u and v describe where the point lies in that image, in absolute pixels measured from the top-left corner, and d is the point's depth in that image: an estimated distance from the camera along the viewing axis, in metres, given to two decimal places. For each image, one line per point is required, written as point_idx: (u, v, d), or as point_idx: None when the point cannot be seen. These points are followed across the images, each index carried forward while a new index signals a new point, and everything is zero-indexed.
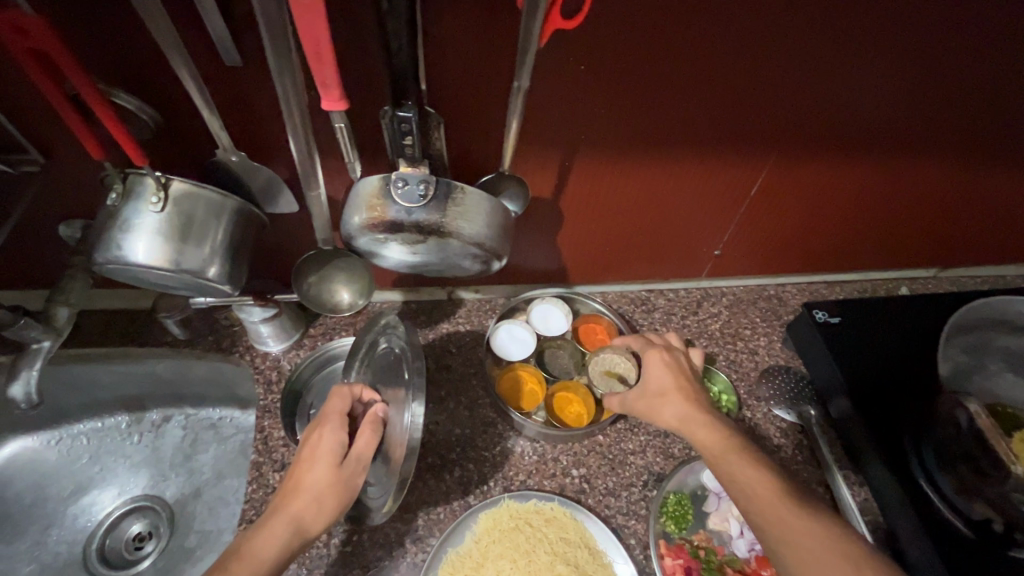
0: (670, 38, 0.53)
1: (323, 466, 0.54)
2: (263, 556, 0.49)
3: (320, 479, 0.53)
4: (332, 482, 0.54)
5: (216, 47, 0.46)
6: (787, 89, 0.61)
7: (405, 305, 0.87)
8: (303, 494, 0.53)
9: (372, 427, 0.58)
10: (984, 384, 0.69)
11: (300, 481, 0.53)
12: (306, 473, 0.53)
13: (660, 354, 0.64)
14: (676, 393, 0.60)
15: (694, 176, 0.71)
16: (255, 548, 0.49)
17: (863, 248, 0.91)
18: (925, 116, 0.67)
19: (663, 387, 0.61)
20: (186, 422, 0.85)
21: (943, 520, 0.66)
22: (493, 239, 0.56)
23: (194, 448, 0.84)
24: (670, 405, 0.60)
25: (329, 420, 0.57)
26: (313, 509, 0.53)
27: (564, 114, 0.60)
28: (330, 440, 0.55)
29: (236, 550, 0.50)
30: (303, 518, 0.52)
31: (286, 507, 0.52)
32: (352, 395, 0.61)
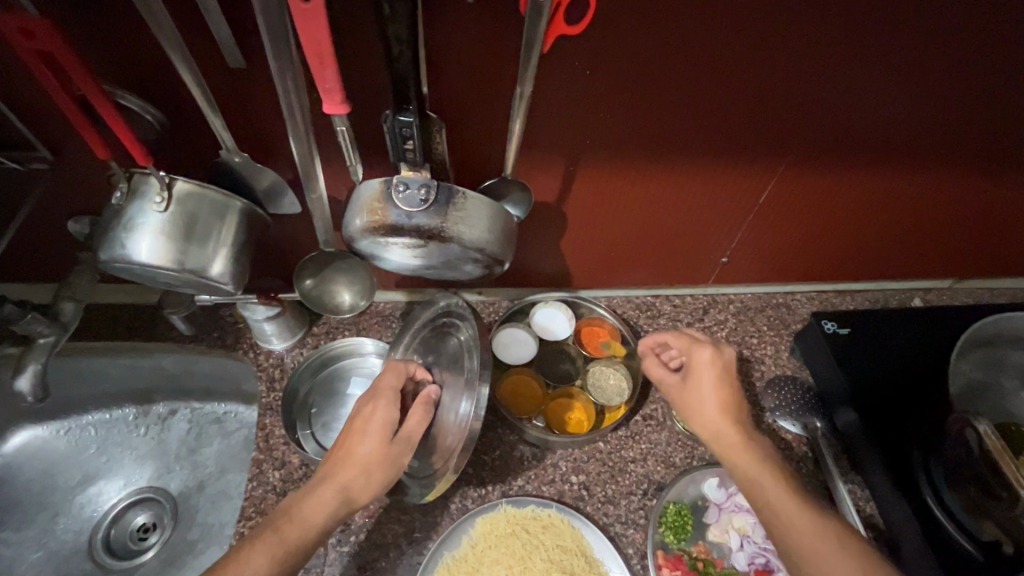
0: (678, 41, 0.52)
1: (374, 441, 0.58)
2: (314, 518, 0.54)
3: (371, 453, 0.57)
4: (380, 458, 0.57)
5: (220, 49, 0.46)
6: (797, 97, 0.60)
7: (408, 305, 0.87)
8: (353, 467, 0.56)
9: (424, 408, 0.63)
10: (997, 402, 0.67)
11: (351, 451, 0.58)
12: (358, 447, 0.58)
13: (710, 358, 0.63)
14: (715, 405, 0.60)
15: (702, 182, 0.70)
16: (306, 511, 0.54)
17: (876, 257, 0.89)
18: (944, 124, 0.65)
19: (701, 401, 0.61)
20: (191, 415, 0.86)
21: (950, 540, 0.65)
22: (494, 244, 0.56)
23: (198, 441, 0.85)
24: (705, 420, 0.60)
25: (384, 394, 0.62)
26: (361, 482, 0.56)
27: (569, 118, 0.59)
28: (384, 415, 0.60)
29: (287, 513, 0.54)
30: (351, 488, 0.56)
31: (337, 478, 0.56)
32: (406, 371, 0.66)
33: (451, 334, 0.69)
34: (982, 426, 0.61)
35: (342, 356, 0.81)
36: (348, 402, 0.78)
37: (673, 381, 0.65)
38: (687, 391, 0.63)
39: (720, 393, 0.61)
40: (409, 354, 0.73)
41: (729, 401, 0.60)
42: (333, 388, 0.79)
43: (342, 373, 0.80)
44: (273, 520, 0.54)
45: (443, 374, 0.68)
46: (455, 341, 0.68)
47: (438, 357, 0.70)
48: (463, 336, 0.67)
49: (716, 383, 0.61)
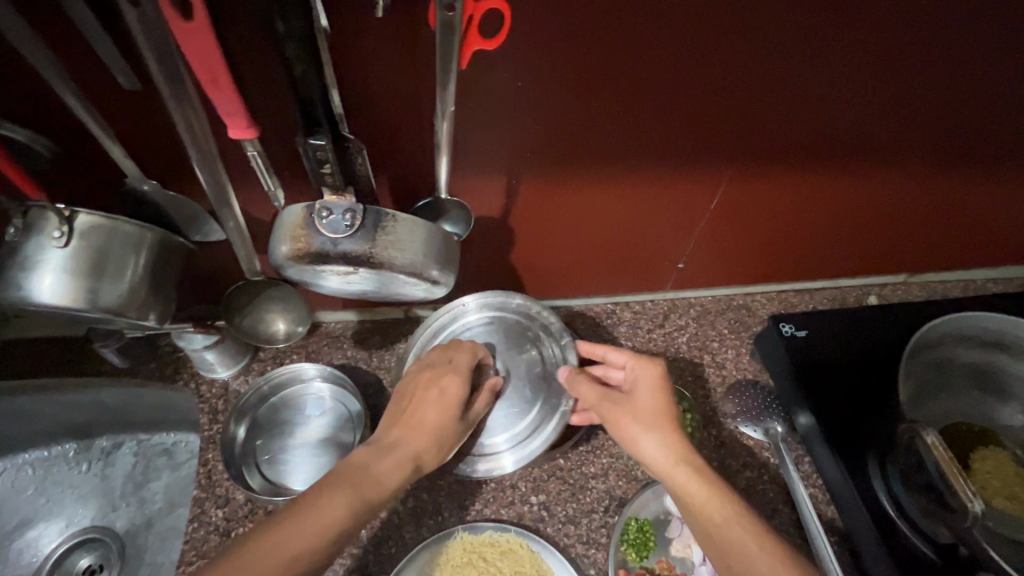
0: (611, 48, 0.50)
1: (445, 411, 0.62)
2: (388, 476, 0.56)
3: (437, 422, 0.61)
4: (443, 426, 0.61)
5: (111, 74, 0.43)
6: (737, 104, 0.58)
7: (360, 324, 0.84)
8: (420, 435, 0.60)
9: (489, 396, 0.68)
10: (949, 401, 0.67)
11: (423, 419, 0.61)
12: (425, 414, 0.61)
13: (659, 372, 0.65)
14: (659, 417, 0.61)
15: (650, 189, 0.68)
16: (382, 472, 0.56)
17: (831, 255, 0.89)
18: (888, 122, 0.64)
19: (644, 411, 0.62)
20: (138, 448, 0.80)
21: (910, 546, 0.65)
22: (431, 267, 0.53)
23: (146, 476, 0.80)
24: (651, 430, 0.60)
25: (459, 370, 0.65)
26: (427, 448, 0.59)
27: (504, 132, 0.56)
28: (457, 388, 0.64)
29: (364, 470, 0.55)
30: (422, 457, 0.59)
31: (407, 444, 0.59)
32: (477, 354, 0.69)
33: (520, 339, 0.76)
34: (929, 433, 0.56)
35: (287, 384, 0.77)
36: (296, 432, 0.74)
37: (614, 395, 0.65)
38: (632, 402, 0.63)
39: (664, 402, 0.63)
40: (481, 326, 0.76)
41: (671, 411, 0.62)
42: (278, 420, 0.75)
43: (287, 402, 0.76)
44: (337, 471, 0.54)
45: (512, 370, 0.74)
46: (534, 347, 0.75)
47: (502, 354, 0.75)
48: (537, 349, 0.75)
49: (655, 395, 0.63)
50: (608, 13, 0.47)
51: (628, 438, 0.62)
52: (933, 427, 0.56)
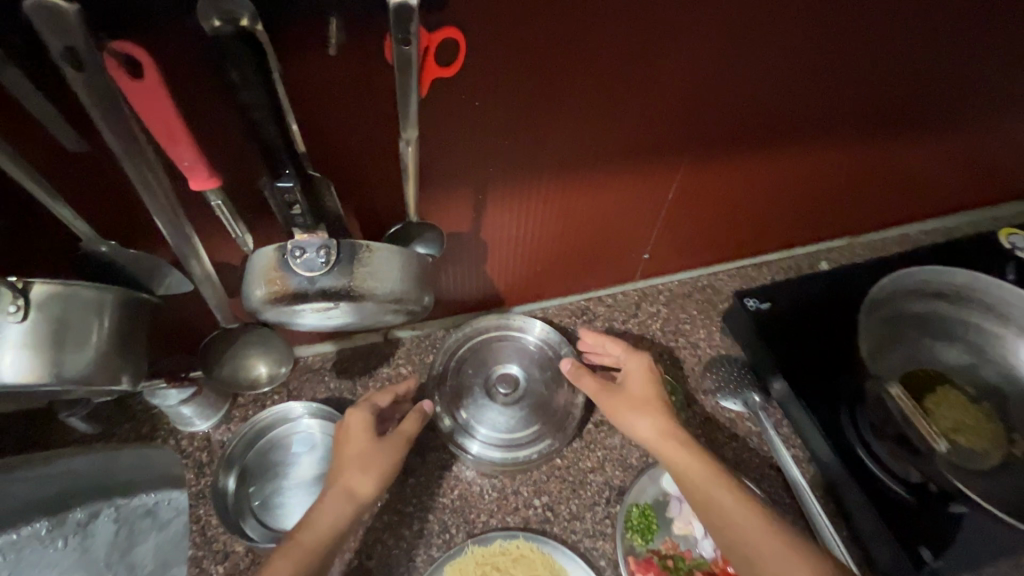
0: (562, 61, 0.51)
1: (361, 442, 0.64)
2: (325, 522, 0.58)
3: (362, 451, 0.63)
4: (368, 457, 0.63)
5: (51, 136, 0.41)
6: (682, 100, 0.61)
7: (339, 354, 0.84)
8: (350, 471, 0.62)
9: (418, 415, 0.67)
10: (903, 353, 0.71)
11: (341, 455, 0.64)
12: (348, 449, 0.64)
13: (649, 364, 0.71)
14: (658, 402, 0.67)
15: (610, 188, 0.70)
16: (317, 516, 0.59)
17: (781, 227, 0.94)
18: (822, 105, 0.69)
19: (642, 400, 0.68)
20: (111, 515, 0.59)
21: (887, 490, 0.69)
22: (410, 292, 0.54)
23: (126, 544, 0.60)
24: (648, 418, 0.66)
25: (362, 404, 0.68)
26: (362, 480, 0.61)
27: (465, 150, 0.57)
28: (361, 418, 0.66)
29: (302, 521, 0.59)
30: (354, 488, 0.61)
31: (338, 485, 0.61)
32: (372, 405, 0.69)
33: (531, 349, 0.80)
34: None
35: (275, 425, 0.75)
36: (288, 475, 0.73)
37: (610, 390, 0.70)
38: (626, 392, 0.69)
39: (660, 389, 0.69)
40: (490, 340, 0.81)
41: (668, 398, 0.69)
42: (267, 465, 0.73)
43: (275, 444, 0.74)
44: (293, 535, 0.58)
45: (525, 376, 0.78)
46: (545, 355, 0.80)
47: (517, 360, 0.79)
48: (545, 353, 0.80)
49: (642, 379, 0.70)
50: (553, 26, 0.48)
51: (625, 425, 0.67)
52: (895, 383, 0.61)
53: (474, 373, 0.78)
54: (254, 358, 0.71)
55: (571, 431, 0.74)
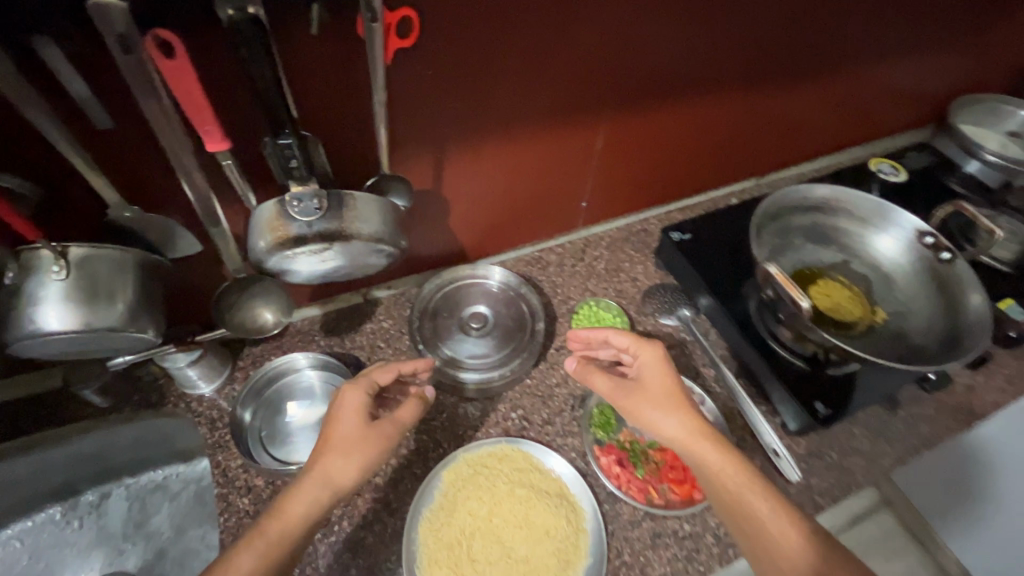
0: (492, 31, 0.64)
1: (352, 424, 0.66)
2: (298, 512, 0.61)
3: (349, 435, 0.66)
4: (353, 442, 0.65)
5: (90, 114, 0.51)
6: (596, 58, 0.74)
7: (325, 317, 0.94)
8: (332, 455, 0.64)
9: (416, 403, 0.71)
10: (793, 255, 0.88)
11: (329, 437, 0.66)
12: (338, 431, 0.66)
13: (660, 357, 0.71)
14: (672, 399, 0.68)
15: (546, 142, 0.83)
16: (289, 508, 0.61)
17: (697, 173, 1.10)
18: (708, 60, 0.84)
19: (658, 396, 0.69)
20: (128, 492, 0.80)
21: (789, 364, 0.86)
22: (389, 232, 0.65)
23: (145, 513, 0.80)
24: (667, 420, 0.67)
25: (360, 383, 0.71)
26: (342, 469, 0.63)
27: (421, 112, 0.69)
28: (356, 399, 0.68)
29: (277, 509, 0.61)
30: (332, 477, 0.63)
31: (315, 472, 0.63)
32: (368, 387, 0.71)
33: (496, 291, 0.93)
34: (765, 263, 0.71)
35: (279, 377, 0.85)
36: (293, 418, 0.82)
37: (626, 386, 0.71)
38: (641, 386, 0.70)
39: (672, 385, 0.69)
40: (460, 287, 0.93)
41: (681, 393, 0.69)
42: (274, 411, 0.82)
43: (280, 393, 0.84)
44: (262, 525, 0.60)
45: (493, 313, 0.91)
46: (508, 295, 0.93)
47: (485, 301, 0.92)
48: (507, 293, 0.93)
49: (660, 376, 0.70)
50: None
51: (645, 419, 0.69)
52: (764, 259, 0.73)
53: (448, 315, 0.91)
54: (259, 305, 0.71)
55: (535, 351, 0.87)
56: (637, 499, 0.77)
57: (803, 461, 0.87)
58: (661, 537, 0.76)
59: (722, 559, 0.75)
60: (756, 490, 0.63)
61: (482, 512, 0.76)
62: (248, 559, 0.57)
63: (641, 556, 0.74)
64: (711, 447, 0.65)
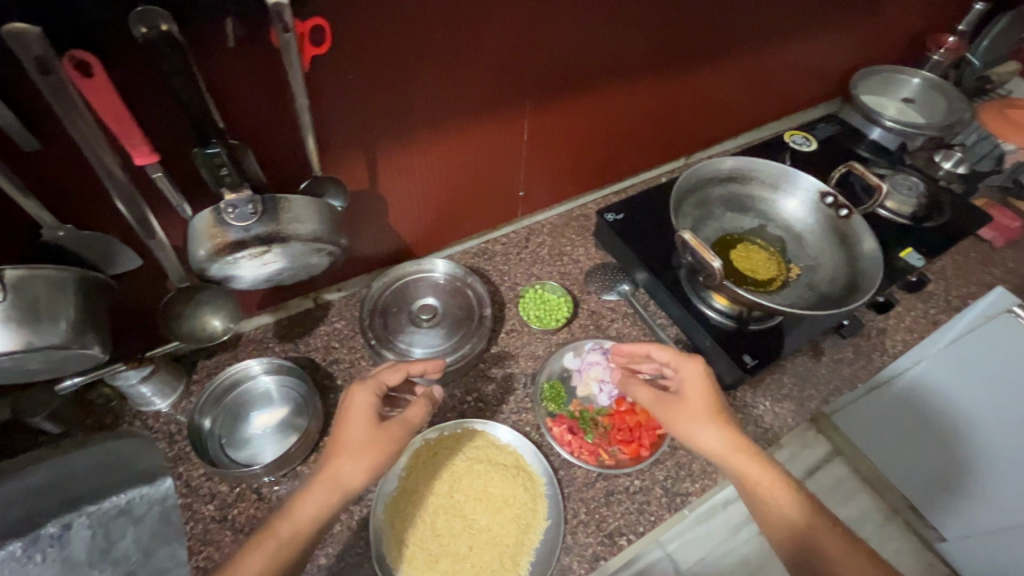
0: (404, 34, 0.68)
1: (360, 424, 0.70)
2: (308, 514, 0.64)
3: (358, 438, 0.68)
4: (368, 448, 0.68)
5: (14, 137, 0.52)
6: (512, 50, 0.79)
7: (278, 323, 0.96)
8: (343, 458, 0.67)
9: (425, 402, 0.74)
10: (713, 224, 0.96)
11: (341, 440, 0.69)
12: (347, 432, 0.69)
13: (697, 373, 0.76)
14: (703, 410, 0.74)
15: (474, 136, 0.88)
16: (300, 510, 0.64)
17: (628, 157, 1.17)
18: (618, 49, 0.91)
19: (692, 406, 0.74)
20: (91, 520, 0.76)
21: (716, 324, 0.94)
22: (328, 231, 0.69)
23: (110, 538, 0.76)
24: (706, 435, 0.72)
25: (366, 384, 0.74)
26: (351, 473, 0.66)
27: (346, 115, 0.72)
28: (365, 401, 0.71)
29: (290, 509, 0.64)
30: (341, 480, 0.66)
31: (329, 474, 0.66)
32: (374, 388, 0.74)
33: (442, 282, 0.97)
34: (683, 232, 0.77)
35: (236, 385, 0.86)
36: (252, 424, 0.84)
37: (663, 398, 0.77)
38: (677, 398, 0.76)
39: (707, 400, 0.74)
40: (407, 282, 0.97)
41: (714, 407, 0.74)
42: (233, 419, 0.84)
43: (237, 400, 0.85)
44: (275, 524, 0.64)
45: (443, 305, 0.95)
46: (456, 286, 0.97)
47: (433, 293, 0.96)
48: (455, 284, 0.98)
49: (702, 393, 0.75)
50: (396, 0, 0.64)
51: (679, 426, 0.74)
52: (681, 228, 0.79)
53: (398, 309, 0.94)
54: (207, 313, 0.73)
55: (482, 336, 0.91)
56: (588, 462, 0.83)
57: (739, 412, 0.94)
58: (614, 494, 0.81)
59: (671, 507, 0.81)
60: (792, 500, 0.68)
61: (445, 491, 0.80)
62: (259, 559, 0.62)
63: (596, 513, 0.79)
64: (750, 461, 0.70)
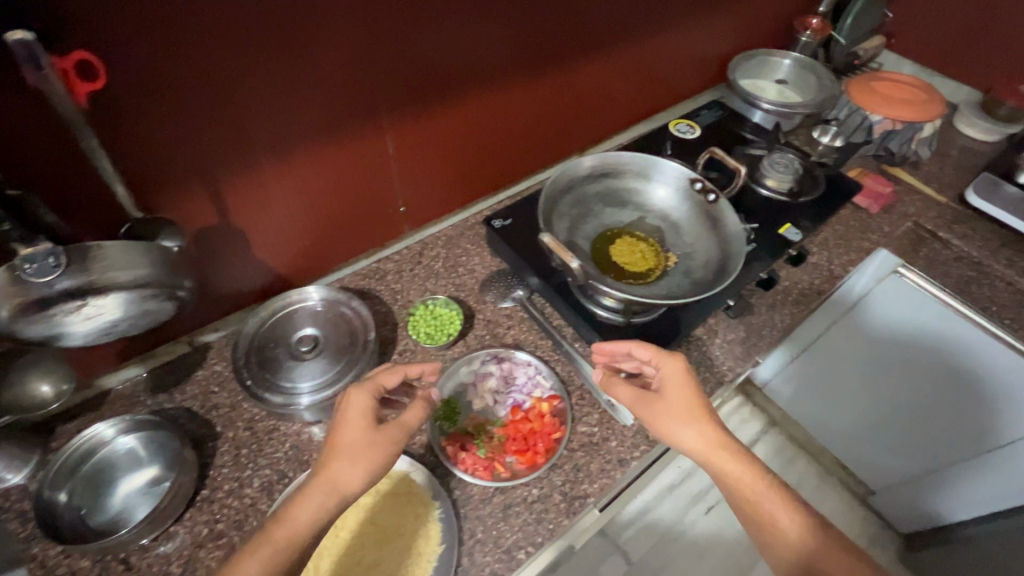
0: (211, 60, 0.65)
1: (360, 426, 0.68)
2: (302, 520, 0.62)
3: (357, 439, 0.67)
4: (368, 450, 0.66)
5: None
6: (349, 62, 0.76)
7: (152, 373, 0.90)
8: (341, 460, 0.65)
9: (422, 406, 0.73)
10: (593, 221, 0.96)
11: (340, 441, 0.67)
12: (346, 434, 0.67)
13: (680, 370, 0.77)
14: (685, 407, 0.74)
15: (330, 157, 0.85)
16: (297, 513, 0.62)
17: (514, 161, 1.16)
18: (471, 56, 0.90)
19: (672, 403, 0.75)
20: None
21: (603, 321, 0.95)
22: (156, 274, 0.64)
23: None
24: (690, 435, 0.73)
25: (366, 385, 0.72)
26: (350, 479, 0.65)
27: (166, 149, 0.68)
28: (363, 402, 0.70)
29: (285, 510, 0.62)
30: (340, 485, 0.64)
31: (332, 476, 0.64)
32: (373, 389, 0.72)
33: (320, 310, 0.94)
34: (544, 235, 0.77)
35: (91, 451, 0.78)
36: (117, 488, 0.77)
37: (645, 398, 0.77)
38: (661, 394, 0.76)
39: (688, 398, 0.75)
40: (282, 316, 0.93)
41: (694, 406, 0.74)
42: (94, 485, 0.77)
43: (97, 465, 0.78)
44: (269, 528, 0.62)
45: (322, 333, 0.91)
46: (334, 312, 0.94)
47: (311, 323, 0.92)
48: (336, 309, 0.94)
49: (679, 387, 0.76)
50: (189, 19, 0.61)
51: (666, 426, 0.74)
52: (545, 230, 0.78)
53: (278, 343, 0.90)
54: (32, 377, 0.66)
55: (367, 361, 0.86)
56: (484, 478, 0.82)
57: None
58: (512, 507, 0.80)
59: (570, 512, 0.79)
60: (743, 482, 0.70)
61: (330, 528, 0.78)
62: (251, 565, 0.59)
63: (494, 530, 0.78)
64: (734, 460, 0.71)
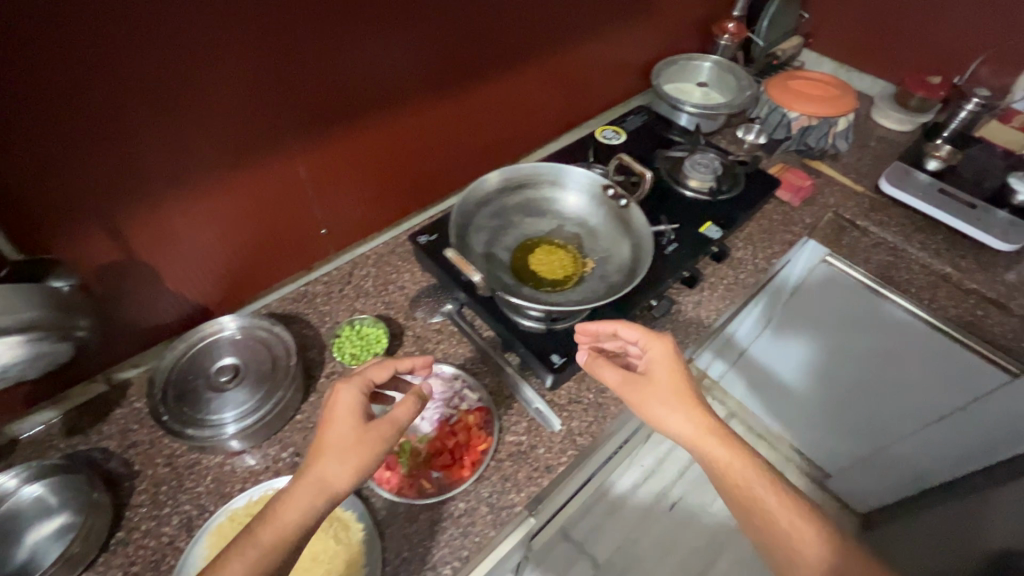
0: (92, 98, 0.64)
1: (348, 423, 0.67)
2: (292, 517, 0.60)
3: (345, 436, 0.66)
4: (360, 445, 0.66)
5: None
6: (244, 91, 0.76)
7: (67, 416, 0.87)
8: (329, 459, 0.64)
9: (415, 400, 0.71)
10: (513, 232, 0.97)
11: (327, 438, 0.66)
12: (332, 431, 0.67)
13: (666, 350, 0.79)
14: (670, 389, 0.75)
15: (236, 185, 0.85)
16: (283, 512, 0.61)
17: (439, 176, 1.17)
18: (377, 78, 0.91)
19: (660, 379, 0.76)
20: None
21: (528, 330, 0.95)
22: (44, 315, 0.63)
23: None
24: (679, 419, 0.73)
25: (353, 381, 0.72)
26: (340, 476, 0.63)
27: (51, 189, 0.67)
28: (350, 399, 0.69)
29: (270, 509, 0.61)
30: (330, 482, 0.63)
31: (323, 472, 0.63)
32: (359, 387, 0.71)
33: (239, 339, 0.93)
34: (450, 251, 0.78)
35: None
36: (23, 537, 0.74)
37: (632, 379, 0.78)
38: (649, 372, 0.78)
39: (674, 379, 0.76)
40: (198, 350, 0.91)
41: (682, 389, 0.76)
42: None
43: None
44: (254, 528, 0.60)
45: (242, 362, 0.90)
46: (253, 340, 0.93)
47: (230, 353, 0.91)
48: (258, 336, 0.93)
49: (669, 368, 0.77)
50: (58, 59, 0.60)
51: (654, 404, 0.75)
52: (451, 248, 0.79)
53: (197, 375, 0.88)
54: None
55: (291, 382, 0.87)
56: (410, 496, 0.82)
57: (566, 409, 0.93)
58: (439, 522, 0.80)
59: (497, 523, 0.80)
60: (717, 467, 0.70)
61: None
62: (237, 567, 0.57)
63: (420, 547, 0.77)
64: (717, 440, 0.71)
